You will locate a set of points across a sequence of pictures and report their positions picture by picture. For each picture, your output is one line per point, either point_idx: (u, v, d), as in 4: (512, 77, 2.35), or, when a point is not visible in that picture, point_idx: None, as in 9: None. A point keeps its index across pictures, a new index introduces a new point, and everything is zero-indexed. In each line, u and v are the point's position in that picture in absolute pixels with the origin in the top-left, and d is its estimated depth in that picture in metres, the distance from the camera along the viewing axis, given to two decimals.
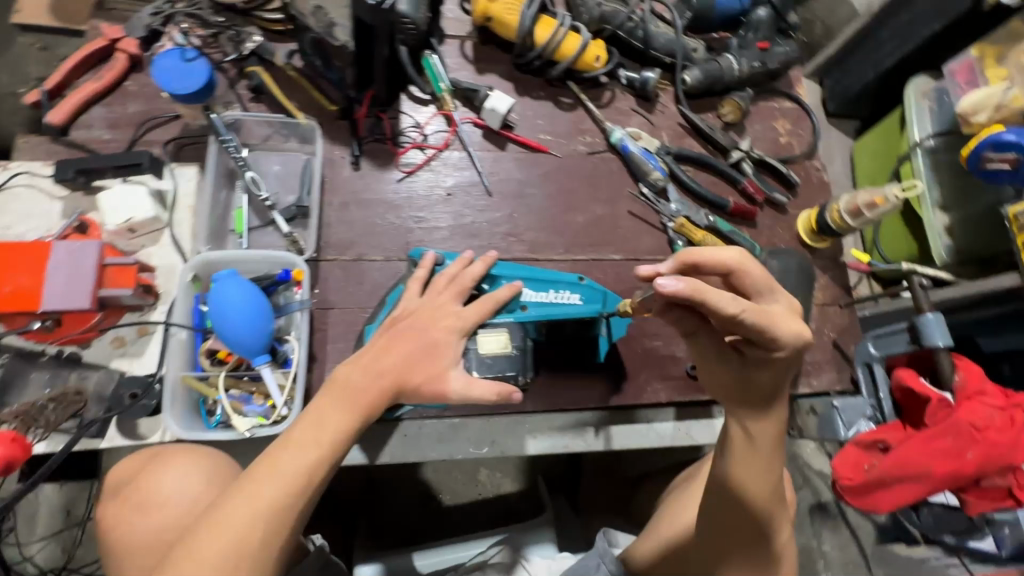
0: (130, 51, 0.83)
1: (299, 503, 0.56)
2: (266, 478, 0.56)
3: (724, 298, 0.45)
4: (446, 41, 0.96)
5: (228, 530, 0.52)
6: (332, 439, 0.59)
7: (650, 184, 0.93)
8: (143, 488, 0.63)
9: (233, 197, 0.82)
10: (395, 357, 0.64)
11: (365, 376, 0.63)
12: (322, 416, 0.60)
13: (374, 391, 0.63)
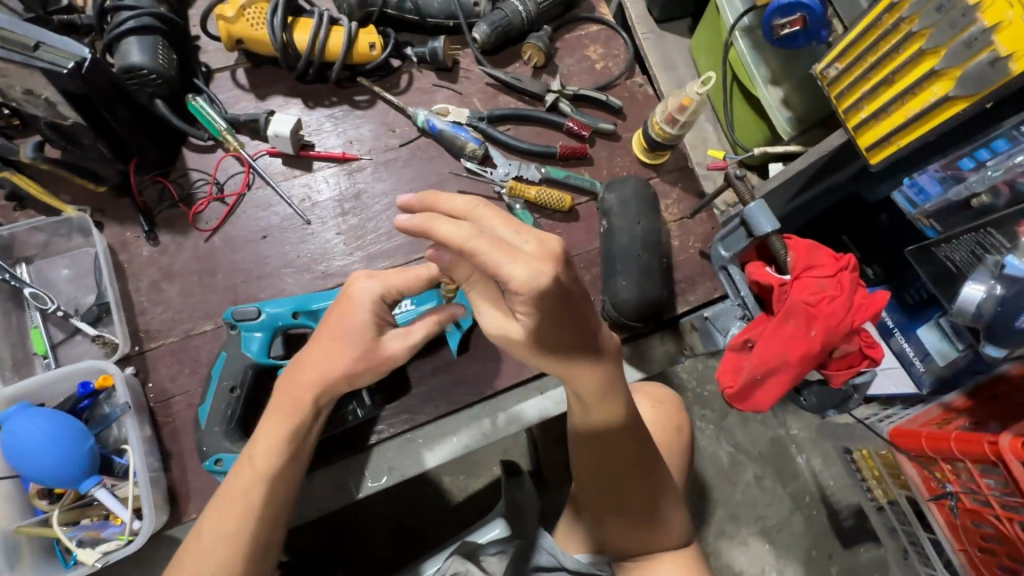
0: None
1: (248, 525, 0.57)
2: (216, 512, 0.57)
3: (451, 228, 0.43)
4: (215, 77, 0.88)
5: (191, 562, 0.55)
6: (267, 456, 0.59)
7: (470, 157, 0.88)
8: None
9: (26, 318, 0.75)
10: (323, 355, 0.60)
11: (294, 382, 0.61)
12: (254, 444, 0.59)
13: (309, 393, 0.60)
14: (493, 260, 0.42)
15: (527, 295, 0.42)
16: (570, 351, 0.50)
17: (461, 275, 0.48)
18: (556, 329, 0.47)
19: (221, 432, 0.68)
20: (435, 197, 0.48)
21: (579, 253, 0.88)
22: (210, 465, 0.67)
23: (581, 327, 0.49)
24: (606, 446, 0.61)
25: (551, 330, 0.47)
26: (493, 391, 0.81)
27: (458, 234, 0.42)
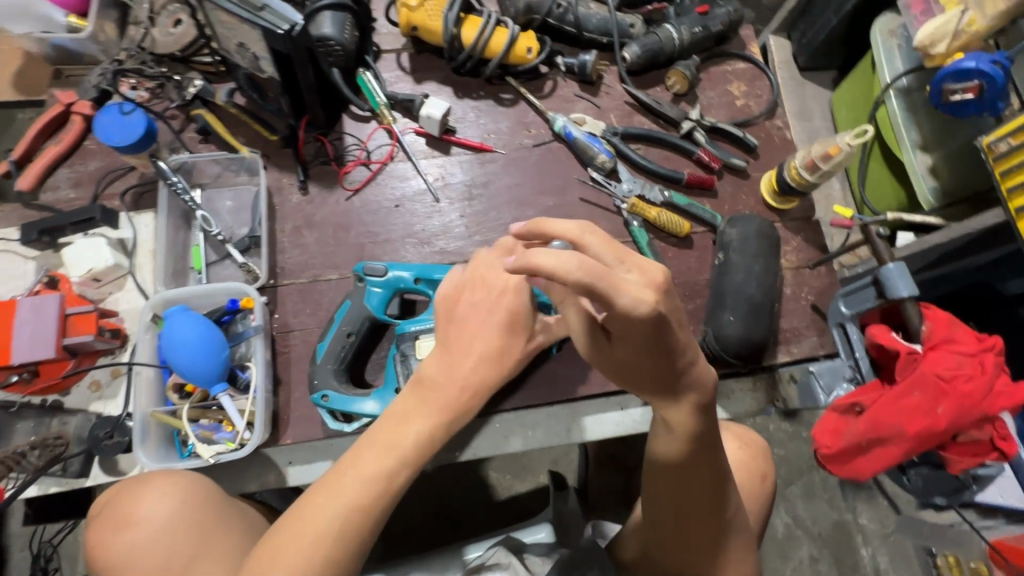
0: (84, 112, 0.88)
1: (377, 505, 0.59)
2: (354, 474, 0.59)
3: (550, 257, 0.41)
4: (383, 57, 0.97)
5: (320, 523, 0.57)
6: (415, 438, 0.63)
7: (598, 168, 0.91)
8: (124, 505, 0.65)
9: (191, 236, 0.86)
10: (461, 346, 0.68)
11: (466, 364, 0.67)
12: (411, 417, 0.64)
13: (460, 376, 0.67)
14: (598, 291, 0.41)
15: (627, 320, 0.42)
16: (656, 374, 0.51)
17: None
18: (647, 352, 0.47)
19: (331, 371, 0.75)
20: (539, 222, 0.49)
21: (686, 280, 0.88)
22: (317, 398, 0.73)
23: (666, 355, 0.47)
24: (684, 485, 0.59)
25: (643, 352, 0.47)
26: (575, 396, 0.83)
27: (565, 260, 0.40)
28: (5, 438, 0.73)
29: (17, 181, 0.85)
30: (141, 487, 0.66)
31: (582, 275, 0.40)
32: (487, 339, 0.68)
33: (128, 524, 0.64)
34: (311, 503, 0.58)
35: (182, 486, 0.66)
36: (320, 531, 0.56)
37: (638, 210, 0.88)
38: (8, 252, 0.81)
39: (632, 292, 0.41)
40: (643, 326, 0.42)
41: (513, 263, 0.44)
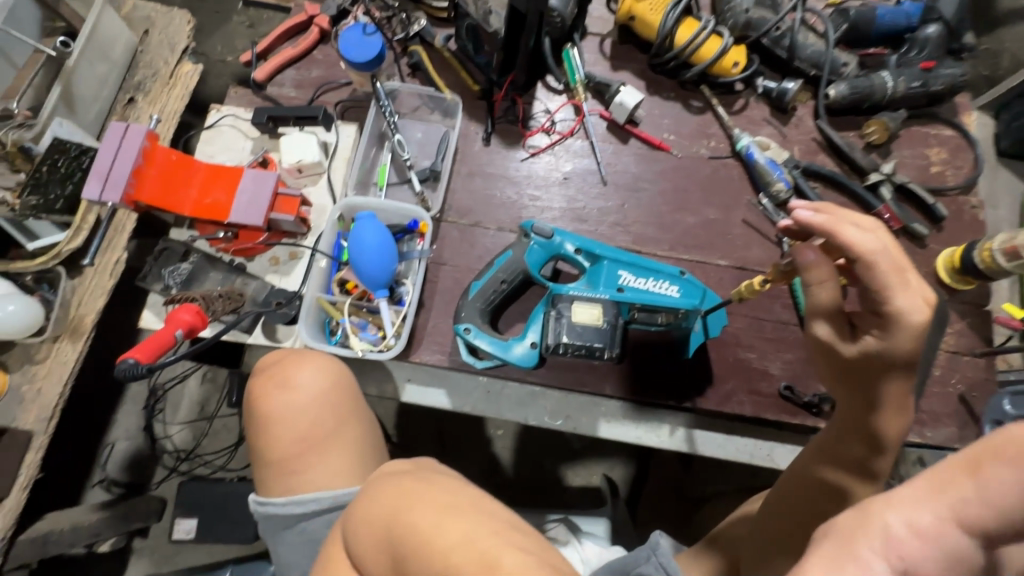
0: (323, 25, 0.99)
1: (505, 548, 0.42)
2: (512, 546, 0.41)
3: (857, 234, 0.49)
4: (588, 38, 1.01)
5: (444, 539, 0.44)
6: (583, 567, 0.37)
7: (771, 196, 0.90)
8: (283, 370, 0.75)
9: (380, 155, 0.95)
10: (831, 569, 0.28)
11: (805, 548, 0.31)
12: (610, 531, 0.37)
13: None
14: (885, 280, 0.48)
15: (895, 322, 0.49)
16: (870, 397, 0.55)
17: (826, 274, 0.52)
18: (884, 362, 0.51)
19: (478, 309, 0.80)
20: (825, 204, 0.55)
21: None
22: (460, 329, 0.79)
23: (898, 371, 0.52)
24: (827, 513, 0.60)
25: (878, 360, 0.51)
26: (688, 406, 0.83)
27: (870, 243, 0.48)
28: (197, 281, 0.82)
29: (255, 70, 0.97)
30: (301, 359, 0.75)
31: (880, 261, 0.48)
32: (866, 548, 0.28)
33: (285, 387, 0.74)
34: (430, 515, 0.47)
35: (334, 375, 0.75)
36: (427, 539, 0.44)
37: None
38: (234, 128, 0.93)
39: (911, 299, 0.48)
40: (904, 331, 0.49)
41: (812, 220, 0.51)
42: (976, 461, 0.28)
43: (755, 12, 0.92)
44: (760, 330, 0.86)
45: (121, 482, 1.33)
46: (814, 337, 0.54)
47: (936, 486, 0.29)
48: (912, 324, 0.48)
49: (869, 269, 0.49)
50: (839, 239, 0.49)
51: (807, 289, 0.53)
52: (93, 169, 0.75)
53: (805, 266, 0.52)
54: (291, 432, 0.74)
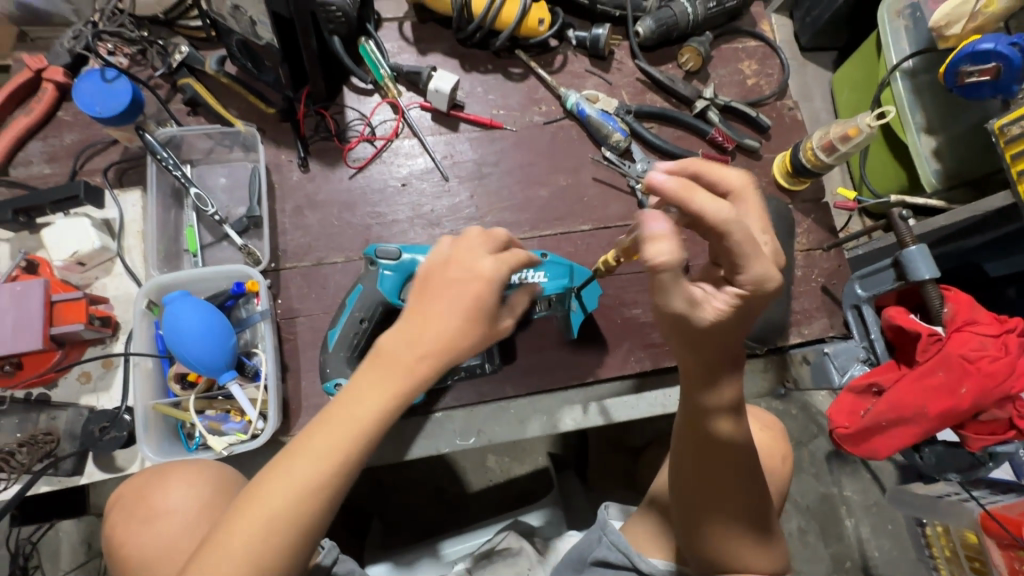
0: (57, 79, 0.80)
1: (325, 493, 0.46)
2: (303, 458, 0.46)
3: (712, 204, 0.40)
4: (384, 25, 0.92)
5: (274, 509, 0.45)
6: (354, 439, 0.46)
7: (612, 147, 0.88)
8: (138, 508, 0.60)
9: (183, 216, 0.80)
10: (439, 313, 0.46)
11: (391, 355, 0.47)
12: (360, 393, 0.46)
13: (419, 360, 0.47)
14: (741, 248, 0.41)
15: (749, 290, 0.43)
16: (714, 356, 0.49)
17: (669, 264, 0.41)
18: (732, 325, 0.45)
19: (345, 358, 0.72)
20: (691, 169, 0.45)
21: None
22: (332, 386, 0.71)
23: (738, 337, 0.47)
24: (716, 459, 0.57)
25: (721, 325, 0.45)
26: (592, 379, 0.82)
27: (721, 212, 0.40)
28: None
29: None
30: (165, 482, 0.61)
31: (731, 230, 0.41)
32: (471, 289, 0.47)
33: (153, 518, 0.58)
34: (280, 477, 0.46)
35: (205, 493, 0.59)
36: (287, 512, 0.45)
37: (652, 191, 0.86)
38: None
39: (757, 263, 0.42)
40: (757, 298, 0.43)
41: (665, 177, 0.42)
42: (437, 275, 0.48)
43: None
44: (641, 283, 0.85)
45: None
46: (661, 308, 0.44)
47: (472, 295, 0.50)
48: (765, 297, 0.43)
49: (721, 238, 0.41)
50: (690, 207, 0.41)
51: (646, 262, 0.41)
52: None
53: (649, 233, 0.41)
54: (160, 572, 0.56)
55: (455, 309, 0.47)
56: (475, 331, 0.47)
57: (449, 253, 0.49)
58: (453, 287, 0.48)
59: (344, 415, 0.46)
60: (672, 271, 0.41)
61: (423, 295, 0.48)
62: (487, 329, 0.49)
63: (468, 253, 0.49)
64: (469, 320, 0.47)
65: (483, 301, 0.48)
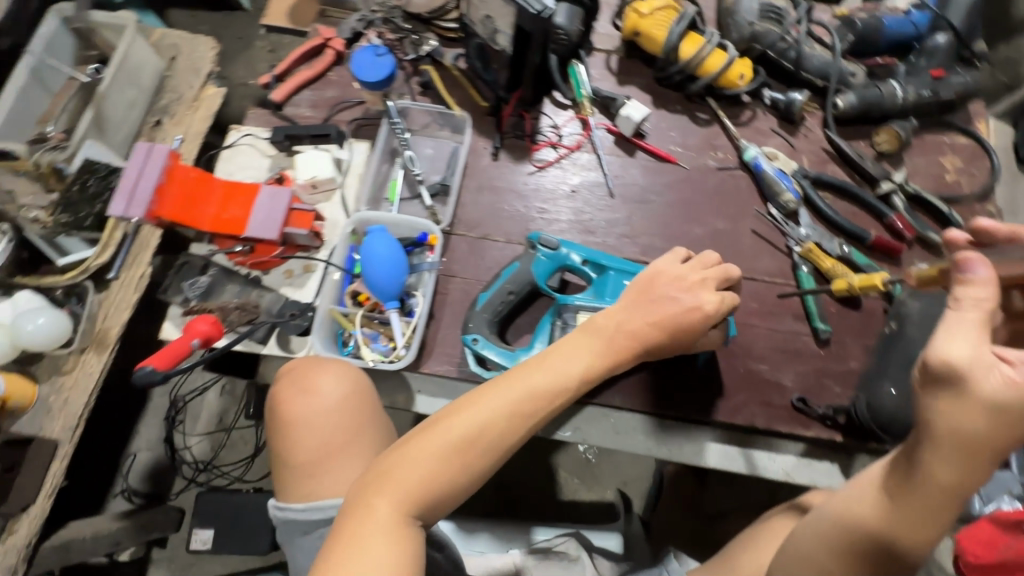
0: (337, 48, 1.03)
1: (507, 428, 0.62)
2: (488, 399, 0.62)
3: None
4: (594, 54, 1.03)
5: (461, 427, 0.61)
6: (527, 397, 0.63)
7: (780, 206, 0.90)
8: (303, 378, 0.74)
9: (392, 171, 0.97)
10: (633, 314, 0.69)
11: (597, 332, 0.69)
12: (565, 352, 0.67)
13: (622, 344, 0.68)
14: None
15: None
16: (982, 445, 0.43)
17: (977, 298, 0.45)
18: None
19: (486, 319, 0.81)
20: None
21: (842, 340, 0.85)
22: (468, 339, 0.80)
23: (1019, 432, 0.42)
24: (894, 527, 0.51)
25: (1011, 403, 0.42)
26: (699, 417, 0.83)
27: None
28: (216, 294, 0.86)
29: (273, 92, 1.02)
30: (324, 365, 0.75)
31: None
32: (680, 307, 0.69)
33: (308, 393, 0.73)
34: (464, 409, 0.62)
35: (355, 386, 0.74)
36: (474, 436, 0.61)
37: (811, 256, 0.87)
38: (253, 146, 0.97)
39: None
40: None
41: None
42: (646, 287, 0.72)
43: (760, 25, 0.92)
44: (772, 341, 0.86)
45: (142, 492, 1.41)
46: (931, 355, 0.44)
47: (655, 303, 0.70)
48: None
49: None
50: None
51: (954, 299, 0.46)
52: (119, 186, 0.78)
53: (965, 275, 0.46)
54: (312, 435, 0.71)
55: (656, 315, 0.69)
56: (681, 336, 0.70)
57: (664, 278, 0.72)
58: (667, 300, 0.70)
59: (544, 364, 0.66)
60: (980, 315, 0.45)
61: (643, 298, 0.71)
62: (683, 335, 0.70)
63: (681, 278, 0.72)
64: (664, 328, 0.69)
65: (691, 318, 0.69)
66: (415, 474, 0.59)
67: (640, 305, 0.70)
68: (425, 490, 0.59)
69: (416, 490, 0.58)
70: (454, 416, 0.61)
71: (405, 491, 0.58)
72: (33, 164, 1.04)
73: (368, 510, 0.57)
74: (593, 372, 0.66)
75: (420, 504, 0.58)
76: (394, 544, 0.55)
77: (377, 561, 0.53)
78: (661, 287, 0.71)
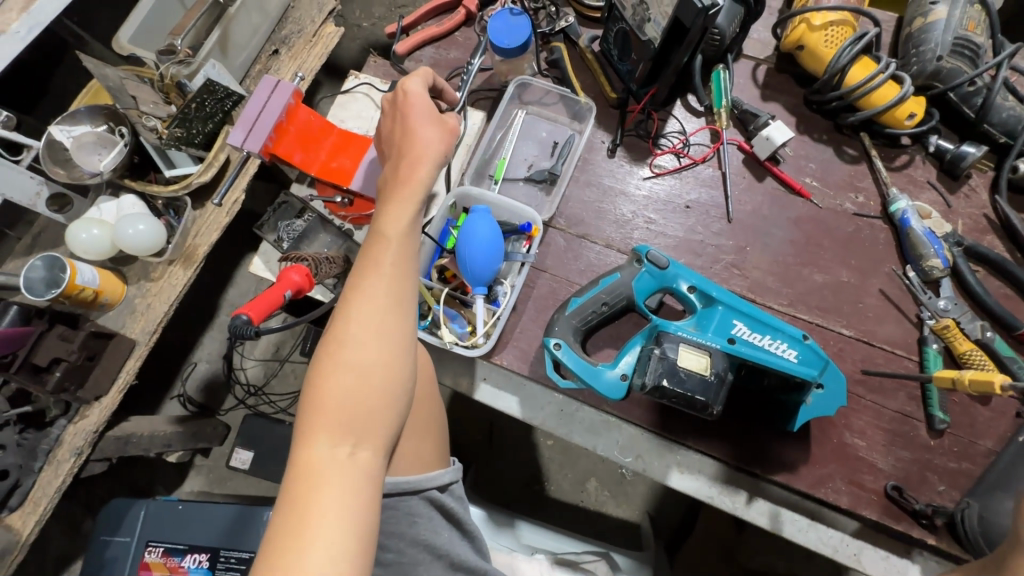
0: (469, 8, 0.97)
1: (399, 289, 0.57)
2: (370, 272, 0.57)
3: None
4: (740, 60, 0.93)
5: (370, 292, 0.56)
6: (386, 255, 0.58)
7: (921, 270, 0.80)
8: None
9: (501, 148, 0.92)
10: (414, 142, 0.63)
11: (402, 170, 0.62)
12: (387, 213, 0.60)
13: (420, 172, 0.62)
14: None
15: None
16: None
17: None
18: None
19: (572, 326, 0.77)
20: None
21: (960, 437, 0.76)
22: (549, 343, 0.75)
23: None
24: None
25: None
26: (777, 479, 0.76)
27: None
28: (307, 240, 0.85)
29: (397, 44, 0.98)
30: None
31: None
32: (423, 110, 0.65)
33: None
34: (363, 276, 0.57)
35: None
36: (372, 302, 0.55)
37: (945, 334, 0.77)
38: (368, 97, 0.94)
39: None
40: None
41: None
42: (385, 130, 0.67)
43: (948, 62, 0.80)
44: (877, 418, 0.77)
45: (195, 401, 1.48)
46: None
47: (405, 138, 0.64)
48: None
49: None
50: None
51: None
52: (240, 117, 0.78)
53: None
54: None
55: (423, 115, 0.65)
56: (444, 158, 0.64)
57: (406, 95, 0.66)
58: (412, 124, 0.65)
59: (373, 258, 0.57)
60: None
61: (401, 139, 0.64)
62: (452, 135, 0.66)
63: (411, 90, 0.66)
64: (434, 119, 0.65)
65: (443, 126, 0.65)
66: (345, 391, 0.53)
67: (408, 147, 0.63)
68: (363, 410, 0.53)
69: (348, 411, 0.52)
70: (358, 288, 0.56)
71: (338, 416, 0.52)
72: (160, 74, 1.05)
73: (303, 441, 0.51)
74: (407, 252, 0.58)
75: (363, 423, 0.52)
76: (335, 471, 0.49)
77: (322, 495, 0.48)
78: (409, 118, 0.65)
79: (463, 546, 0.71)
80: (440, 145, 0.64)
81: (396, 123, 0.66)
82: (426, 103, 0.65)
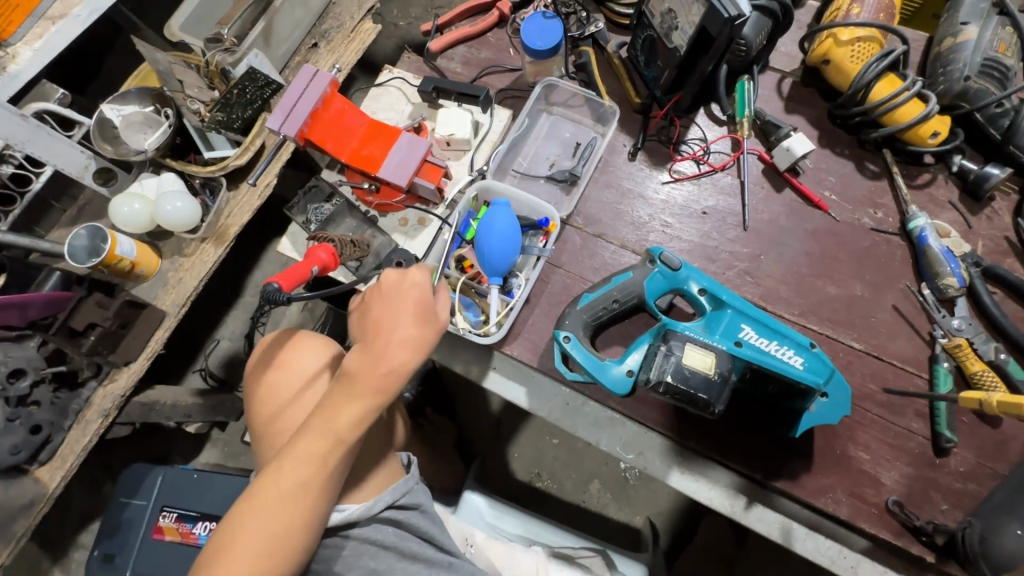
0: (503, 10, 1.01)
1: (328, 476, 0.62)
2: (299, 454, 0.61)
3: None
4: (766, 73, 0.95)
5: (316, 438, 0.61)
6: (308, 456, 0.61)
7: (936, 288, 0.80)
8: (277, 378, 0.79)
9: (524, 146, 0.95)
10: (394, 320, 0.61)
11: (363, 369, 0.61)
12: (340, 409, 0.61)
13: (396, 355, 0.61)
14: None
15: None
16: None
17: None
18: None
19: (582, 321, 0.78)
20: None
21: (966, 456, 0.75)
22: (559, 335, 0.77)
23: None
24: None
25: None
26: (777, 485, 0.77)
27: None
28: (334, 223, 0.88)
29: (431, 42, 1.02)
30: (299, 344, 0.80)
31: None
32: (415, 297, 0.62)
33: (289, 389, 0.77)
34: (309, 433, 0.61)
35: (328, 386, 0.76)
36: (310, 465, 0.61)
37: (957, 354, 0.76)
38: (400, 90, 0.98)
39: None
40: None
41: None
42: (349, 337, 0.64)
43: (976, 82, 0.81)
44: (882, 432, 0.77)
45: (216, 375, 1.54)
46: None
47: (374, 343, 0.61)
48: None
49: None
50: None
51: None
52: (279, 103, 0.82)
53: None
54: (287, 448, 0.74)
55: (410, 315, 0.62)
56: (416, 363, 0.61)
57: (403, 276, 0.64)
58: (393, 315, 0.62)
59: (313, 431, 0.61)
60: None
61: (371, 329, 0.62)
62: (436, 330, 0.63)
63: (409, 277, 0.63)
64: (420, 317, 0.62)
65: (430, 319, 0.62)
66: (268, 533, 0.61)
67: (383, 341, 0.61)
68: (281, 549, 0.61)
69: (274, 544, 0.61)
70: (306, 434, 0.61)
71: (263, 542, 0.60)
72: (206, 61, 1.11)
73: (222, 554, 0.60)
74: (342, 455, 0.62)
75: (278, 554, 0.61)
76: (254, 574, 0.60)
77: None
78: (386, 315, 0.62)
79: (411, 541, 0.73)
80: (431, 329, 0.62)
81: (367, 335, 0.62)
82: (425, 298, 0.63)
